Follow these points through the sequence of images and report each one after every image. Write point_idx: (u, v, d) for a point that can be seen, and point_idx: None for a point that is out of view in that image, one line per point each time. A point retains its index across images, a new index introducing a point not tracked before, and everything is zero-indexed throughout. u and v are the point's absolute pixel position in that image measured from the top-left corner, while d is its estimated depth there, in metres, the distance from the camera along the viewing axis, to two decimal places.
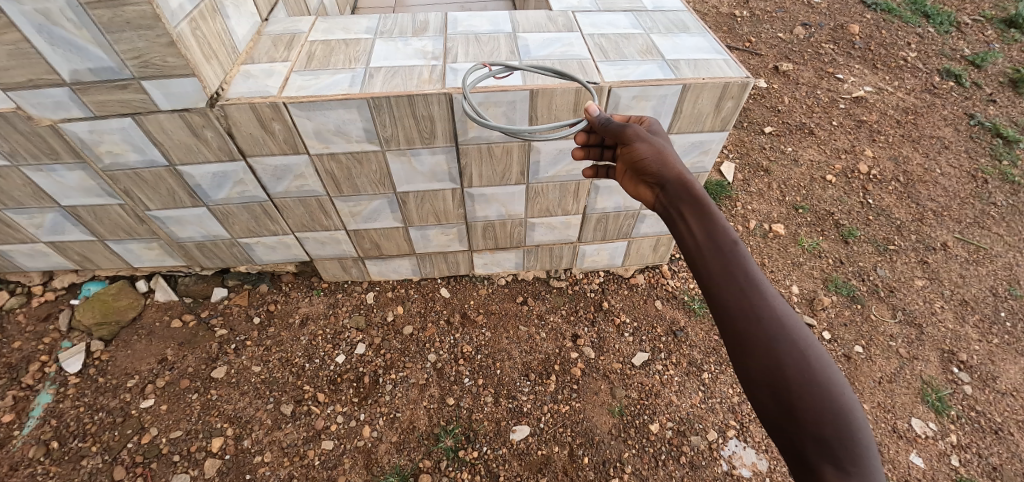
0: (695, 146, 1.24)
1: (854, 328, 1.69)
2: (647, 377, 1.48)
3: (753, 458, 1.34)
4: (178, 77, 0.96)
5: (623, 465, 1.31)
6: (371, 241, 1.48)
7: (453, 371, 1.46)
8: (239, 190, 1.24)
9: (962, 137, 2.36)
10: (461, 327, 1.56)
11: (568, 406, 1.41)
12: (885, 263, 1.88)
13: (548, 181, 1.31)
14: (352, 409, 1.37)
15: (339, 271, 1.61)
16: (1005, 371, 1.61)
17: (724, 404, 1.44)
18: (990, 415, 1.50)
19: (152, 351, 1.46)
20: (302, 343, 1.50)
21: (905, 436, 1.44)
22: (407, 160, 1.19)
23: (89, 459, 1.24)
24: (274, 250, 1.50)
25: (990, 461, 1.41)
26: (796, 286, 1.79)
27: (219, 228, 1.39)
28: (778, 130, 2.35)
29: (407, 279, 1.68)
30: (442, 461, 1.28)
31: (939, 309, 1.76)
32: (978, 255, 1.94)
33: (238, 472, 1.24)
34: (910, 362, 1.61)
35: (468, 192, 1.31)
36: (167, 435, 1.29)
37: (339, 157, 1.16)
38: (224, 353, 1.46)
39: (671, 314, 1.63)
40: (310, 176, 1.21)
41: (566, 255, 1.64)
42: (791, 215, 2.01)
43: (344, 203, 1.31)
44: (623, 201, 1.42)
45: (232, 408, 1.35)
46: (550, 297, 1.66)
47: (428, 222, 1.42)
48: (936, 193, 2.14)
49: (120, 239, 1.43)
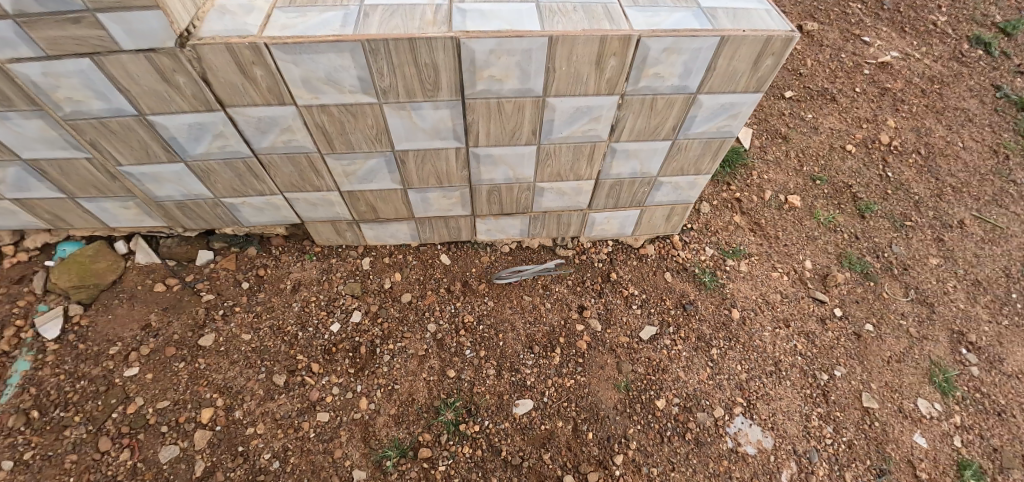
0: (724, 108, 1.13)
1: (865, 305, 1.64)
2: (654, 352, 1.44)
3: (758, 436, 1.32)
4: (139, 9, 0.81)
5: (628, 441, 1.28)
6: (367, 204, 1.37)
7: (454, 342, 1.40)
8: (220, 144, 1.12)
9: (987, 110, 2.24)
10: (462, 296, 1.49)
11: (572, 380, 1.36)
12: (901, 240, 1.81)
13: (560, 143, 1.19)
14: (347, 380, 1.31)
15: (333, 235, 1.52)
16: (1013, 353, 1.58)
17: (732, 381, 1.41)
18: (995, 397, 1.48)
19: (135, 317, 1.38)
20: (294, 309, 1.42)
21: (911, 417, 1.42)
22: (407, 114, 1.06)
23: (72, 430, 1.18)
24: (261, 212, 1.40)
25: (991, 443, 1.40)
26: (810, 261, 1.71)
27: (199, 187, 1.27)
28: (799, 95, 2.22)
29: (405, 244, 1.59)
30: (443, 435, 1.24)
31: (951, 288, 1.71)
32: (995, 234, 1.87)
33: (230, 444, 1.20)
34: (920, 342, 1.57)
35: (473, 152, 1.20)
36: (153, 405, 1.24)
37: (331, 110, 1.03)
38: (211, 319, 1.38)
39: (681, 287, 1.57)
40: (299, 130, 1.09)
41: (574, 223, 1.55)
42: (808, 187, 1.92)
43: (336, 162, 1.20)
44: (641, 166, 1.31)
45: (222, 378, 1.29)
46: (556, 267, 1.59)
47: (428, 184, 1.31)
48: (957, 168, 2.05)
49: (91, 197, 1.32)
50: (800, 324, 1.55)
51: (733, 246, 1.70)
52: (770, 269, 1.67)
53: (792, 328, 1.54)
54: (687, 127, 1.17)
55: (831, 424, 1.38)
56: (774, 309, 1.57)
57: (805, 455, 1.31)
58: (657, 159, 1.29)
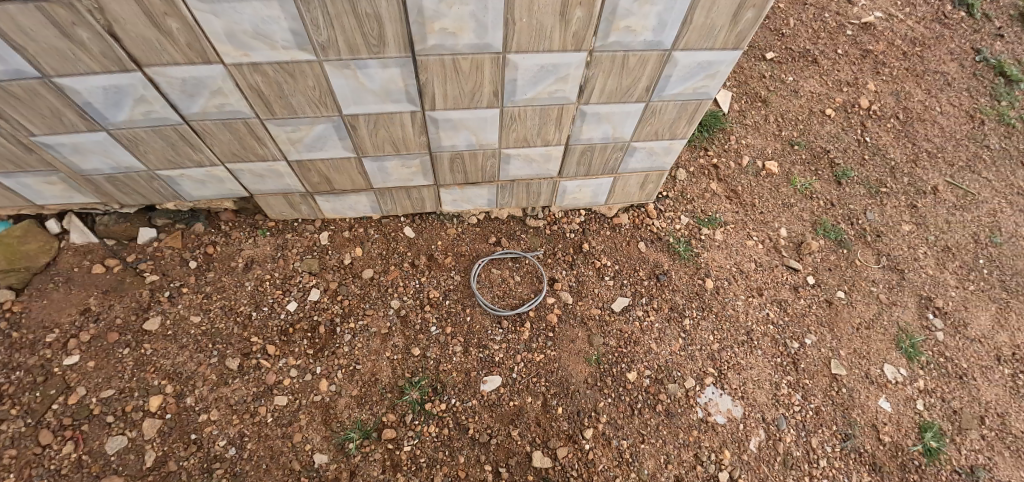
0: (701, 67, 1.05)
1: (838, 273, 1.63)
2: (627, 324, 1.41)
3: (727, 405, 1.32)
4: None
5: (598, 415, 1.26)
6: (319, 174, 1.28)
7: (419, 318, 1.35)
8: (143, 109, 1.00)
9: (966, 74, 2.19)
10: (427, 270, 1.43)
11: (542, 354, 1.33)
12: (876, 207, 1.80)
13: (525, 105, 1.10)
14: (306, 362, 1.26)
15: (286, 208, 1.42)
16: (977, 317, 1.60)
17: (704, 351, 1.40)
18: (958, 361, 1.51)
19: (73, 301, 1.27)
20: (248, 289, 1.34)
21: (877, 382, 1.44)
22: (352, 74, 0.96)
23: (8, 424, 1.10)
24: (204, 185, 1.29)
25: (951, 405, 1.43)
26: (785, 229, 1.68)
27: (129, 158, 1.15)
28: (780, 57, 2.14)
29: (366, 216, 1.50)
30: (407, 415, 1.20)
31: (922, 255, 1.71)
32: (966, 200, 1.87)
33: (182, 432, 1.14)
34: (888, 308, 1.58)
35: (430, 116, 1.10)
36: (97, 394, 1.16)
37: (264, 69, 0.92)
38: (157, 302, 1.29)
39: (655, 257, 1.54)
40: (232, 93, 0.98)
41: (544, 192, 1.48)
42: (786, 152, 1.88)
43: (279, 128, 1.09)
44: (612, 130, 1.23)
45: (172, 363, 1.22)
46: (526, 238, 1.53)
47: (385, 152, 1.22)
48: (933, 133, 2.02)
49: (8, 173, 1.16)
50: (773, 292, 1.54)
51: (709, 214, 1.66)
52: (745, 237, 1.64)
53: (764, 297, 1.52)
54: (661, 88, 1.10)
55: (800, 391, 1.38)
56: (748, 278, 1.55)
57: (773, 422, 1.32)
58: (629, 123, 1.21)
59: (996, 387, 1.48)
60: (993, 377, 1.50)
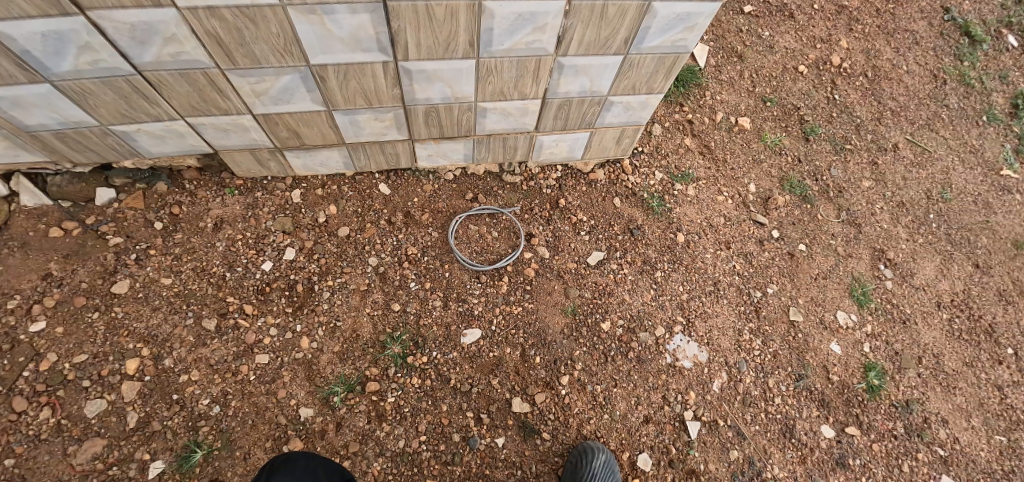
0: (680, 19, 1.04)
1: (801, 227, 1.70)
2: (601, 276, 1.46)
3: (694, 351, 1.41)
4: None
5: (574, 362, 1.32)
6: (288, 128, 1.23)
7: (398, 275, 1.35)
8: (90, 58, 0.92)
9: (933, 34, 2.23)
10: (404, 228, 1.42)
11: (520, 307, 1.37)
12: (840, 163, 1.87)
13: (502, 56, 1.08)
14: (285, 320, 1.26)
15: (253, 165, 1.37)
16: (922, 268, 1.72)
17: (673, 301, 1.47)
18: (902, 307, 1.64)
19: (32, 267, 1.20)
20: (219, 249, 1.31)
21: (830, 328, 1.55)
22: (319, 20, 0.90)
23: None
24: (163, 140, 1.22)
25: (893, 347, 1.56)
26: (753, 185, 1.74)
27: (78, 112, 1.07)
28: (758, 10, 2.11)
29: (338, 173, 1.47)
30: (390, 368, 1.24)
31: (878, 210, 1.80)
32: (922, 157, 1.95)
33: (164, 393, 1.14)
34: (845, 260, 1.68)
35: (402, 67, 1.06)
36: (69, 360, 1.13)
37: (222, 13, 0.86)
38: (124, 265, 1.25)
39: (629, 212, 1.57)
40: (188, 40, 0.91)
41: (521, 147, 1.47)
42: (759, 109, 1.90)
43: (242, 79, 1.04)
44: (590, 84, 1.22)
45: (146, 327, 1.20)
46: (503, 194, 1.53)
47: (356, 105, 1.18)
48: (898, 92, 2.08)
49: None
50: (740, 246, 1.61)
51: (682, 170, 1.69)
52: (716, 193, 1.68)
53: (731, 250, 1.59)
54: (639, 40, 1.08)
55: (760, 337, 1.48)
56: (717, 232, 1.61)
57: (735, 365, 1.42)
58: (607, 76, 1.20)
59: (933, 330, 1.62)
60: (932, 321, 1.64)
